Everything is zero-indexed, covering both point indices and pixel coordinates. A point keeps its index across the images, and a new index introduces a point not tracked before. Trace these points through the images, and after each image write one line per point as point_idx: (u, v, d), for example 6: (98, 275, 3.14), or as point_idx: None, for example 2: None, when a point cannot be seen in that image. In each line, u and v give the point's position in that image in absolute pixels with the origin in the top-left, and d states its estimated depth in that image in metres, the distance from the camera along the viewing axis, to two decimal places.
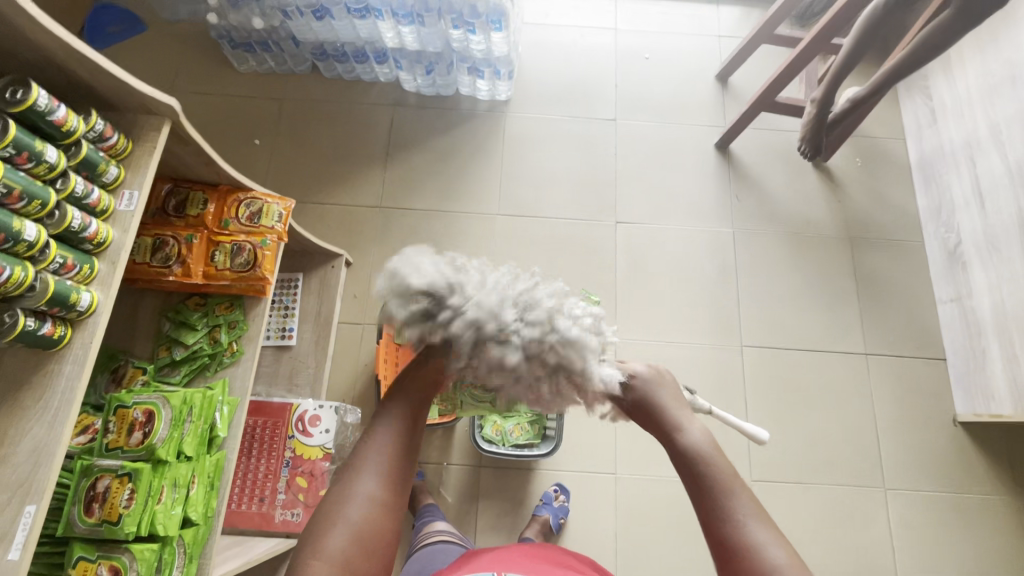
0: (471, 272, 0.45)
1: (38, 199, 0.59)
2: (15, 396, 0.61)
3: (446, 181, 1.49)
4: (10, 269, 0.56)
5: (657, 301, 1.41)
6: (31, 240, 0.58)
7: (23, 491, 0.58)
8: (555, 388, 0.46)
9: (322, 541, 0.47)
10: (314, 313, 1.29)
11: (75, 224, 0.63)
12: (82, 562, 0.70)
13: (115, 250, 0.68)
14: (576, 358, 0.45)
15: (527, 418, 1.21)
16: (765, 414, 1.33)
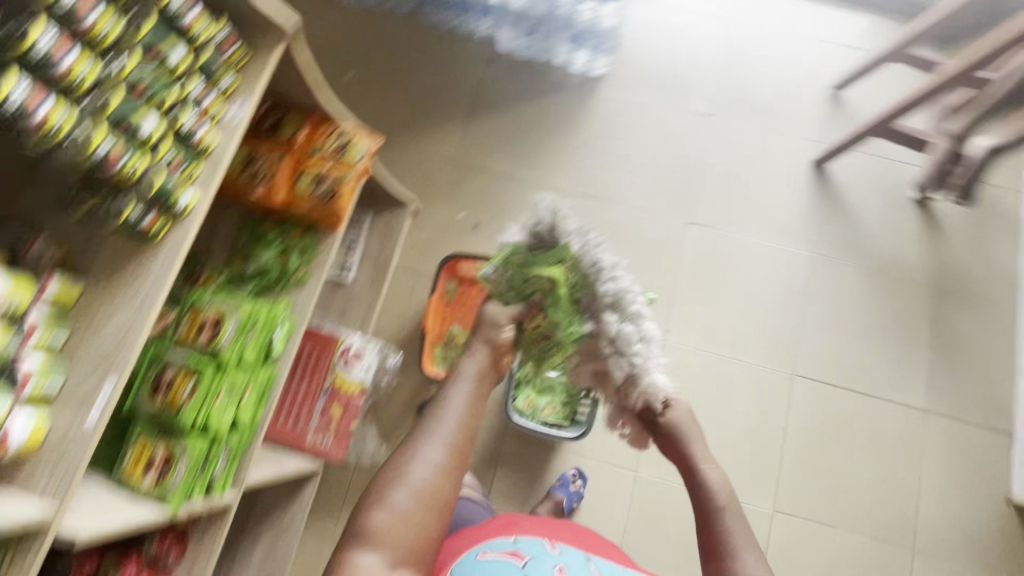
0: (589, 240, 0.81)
1: (159, 97, 0.62)
2: (109, 278, 0.66)
3: (524, 149, 1.47)
4: (126, 158, 0.59)
5: (715, 311, 1.36)
6: (147, 135, 0.61)
7: (105, 367, 0.63)
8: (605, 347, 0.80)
9: (389, 487, 0.59)
10: (374, 254, 1.32)
11: (186, 127, 0.65)
12: (142, 441, 0.76)
13: (217, 157, 0.70)
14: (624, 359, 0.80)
15: (561, 398, 1.23)
16: (803, 449, 1.28)
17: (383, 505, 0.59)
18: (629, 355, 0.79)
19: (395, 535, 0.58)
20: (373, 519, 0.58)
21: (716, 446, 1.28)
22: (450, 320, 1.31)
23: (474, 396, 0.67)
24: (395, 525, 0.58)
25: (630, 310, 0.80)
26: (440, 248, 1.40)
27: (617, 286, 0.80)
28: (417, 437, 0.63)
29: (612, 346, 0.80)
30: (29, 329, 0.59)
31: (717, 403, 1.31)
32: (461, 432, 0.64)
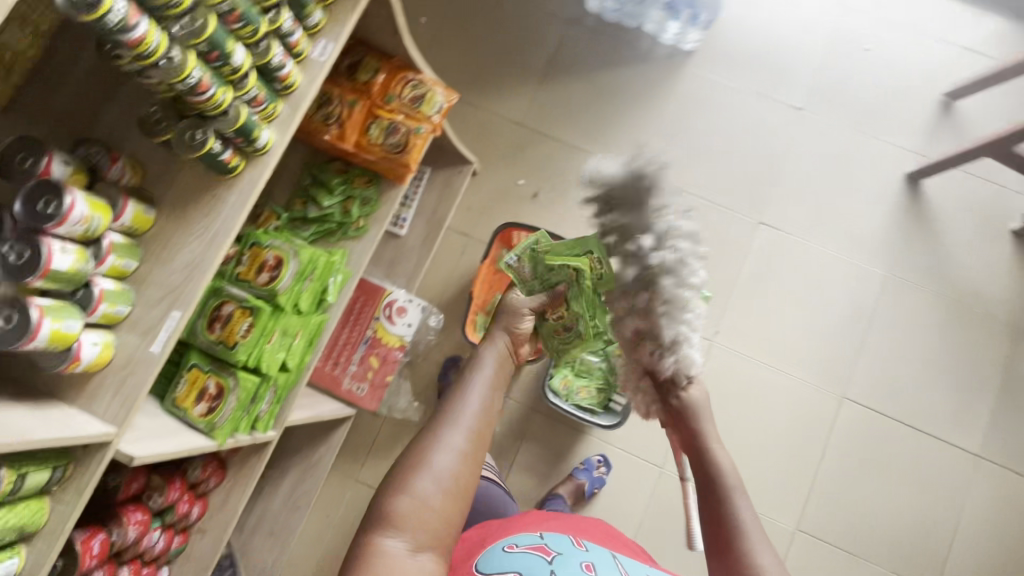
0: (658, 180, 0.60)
1: (252, 26, 0.58)
2: (183, 209, 0.65)
3: (596, 121, 1.39)
4: (214, 89, 0.57)
5: (770, 320, 1.30)
6: (236, 66, 0.58)
7: (172, 297, 0.63)
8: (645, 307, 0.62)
9: (413, 473, 0.58)
10: (429, 211, 1.29)
11: (274, 61, 0.62)
12: (196, 370, 0.77)
13: (298, 96, 0.67)
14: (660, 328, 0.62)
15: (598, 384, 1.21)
16: (839, 474, 1.24)
17: (407, 489, 0.58)
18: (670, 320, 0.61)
19: (419, 521, 0.57)
20: (396, 504, 0.57)
21: (748, 457, 1.26)
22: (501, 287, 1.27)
23: (492, 384, 0.66)
24: (421, 511, 0.57)
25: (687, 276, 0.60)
26: (494, 213, 1.36)
27: (683, 242, 0.59)
28: (439, 424, 0.62)
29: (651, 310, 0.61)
30: (105, 253, 0.59)
31: (756, 414, 1.27)
32: (479, 418, 0.63)
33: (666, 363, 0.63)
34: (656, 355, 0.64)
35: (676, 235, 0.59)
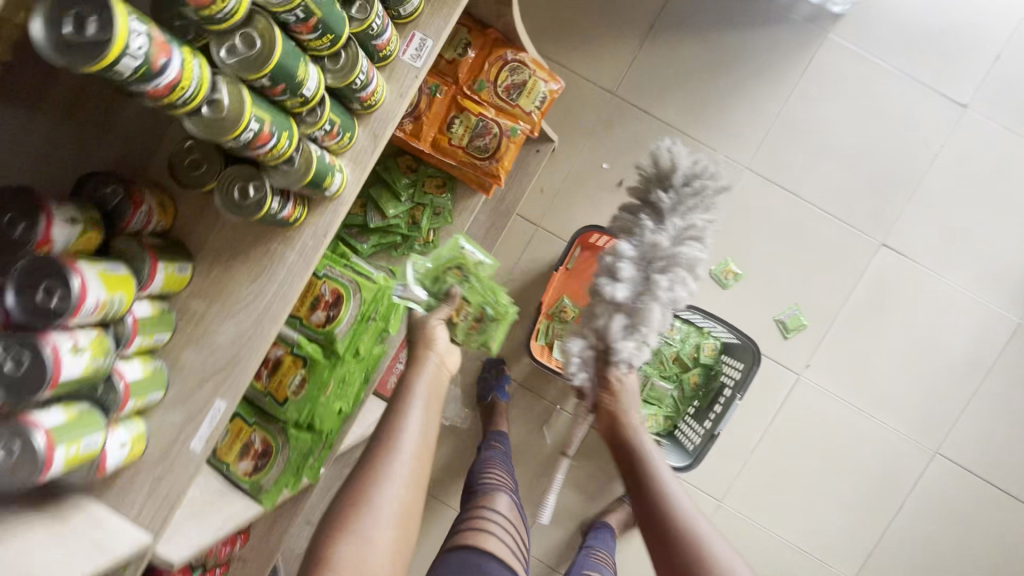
0: (688, 195, 0.88)
1: (332, 34, 0.39)
2: (229, 265, 0.49)
3: (705, 97, 1.14)
4: (278, 137, 0.38)
5: (869, 358, 1.15)
6: (308, 97, 0.39)
7: (216, 382, 0.50)
8: (628, 280, 0.85)
9: (358, 515, 0.55)
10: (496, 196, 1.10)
11: (360, 80, 0.43)
12: (239, 421, 0.67)
13: (382, 120, 0.49)
14: (642, 314, 0.85)
15: (664, 410, 1.12)
16: (910, 531, 1.15)
17: (350, 534, 0.54)
18: (640, 300, 0.85)
19: (366, 566, 0.53)
20: (338, 548, 0.53)
21: (813, 498, 1.17)
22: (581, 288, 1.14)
23: (431, 411, 0.63)
24: (365, 558, 0.53)
25: (675, 276, 0.85)
26: (570, 201, 1.16)
27: (697, 250, 0.86)
28: (380, 462, 0.57)
29: (631, 289, 0.85)
30: (130, 337, 0.45)
31: (832, 456, 1.17)
32: (421, 449, 0.60)
33: (626, 343, 0.86)
34: (620, 334, 0.86)
35: (697, 234, 0.87)
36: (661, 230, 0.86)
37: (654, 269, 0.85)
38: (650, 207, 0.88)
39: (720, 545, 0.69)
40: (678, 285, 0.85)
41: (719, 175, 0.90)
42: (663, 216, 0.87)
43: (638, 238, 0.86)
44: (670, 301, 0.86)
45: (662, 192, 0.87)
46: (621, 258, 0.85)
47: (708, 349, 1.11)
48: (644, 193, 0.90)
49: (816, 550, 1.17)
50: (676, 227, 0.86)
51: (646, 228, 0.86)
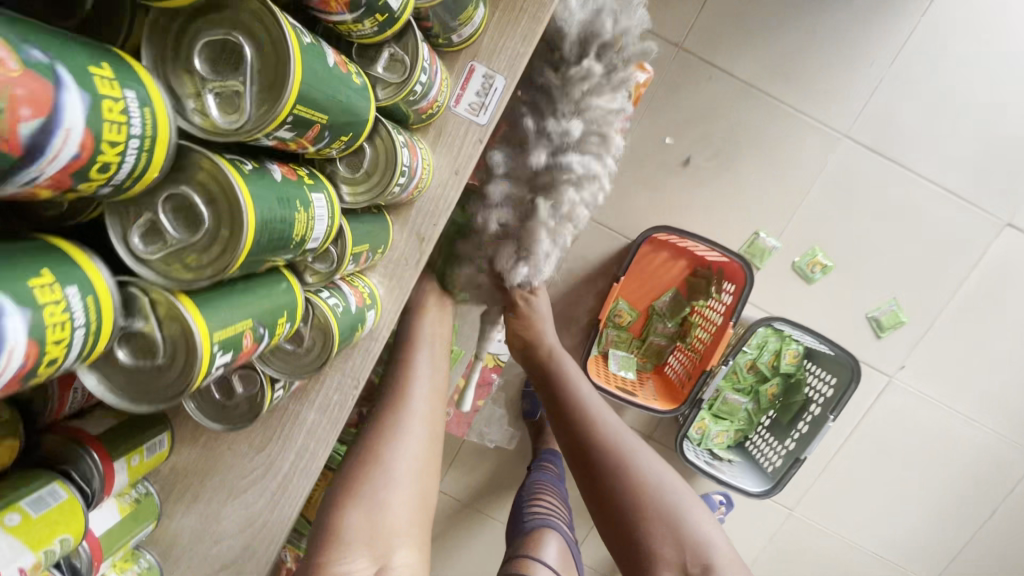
0: (580, 66, 0.56)
1: (346, 134, 0.30)
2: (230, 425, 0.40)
3: (797, 43, 0.89)
4: (269, 332, 0.29)
5: (975, 354, 1.00)
6: (316, 246, 0.30)
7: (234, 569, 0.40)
8: (500, 187, 0.60)
9: (363, 468, 0.50)
10: None
11: (401, 180, 0.37)
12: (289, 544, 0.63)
13: (421, 216, 0.46)
14: (529, 239, 0.61)
15: (736, 424, 1.00)
16: (1001, 535, 1.06)
17: (362, 498, 0.49)
18: (529, 221, 0.60)
19: (379, 527, 0.48)
20: (348, 516, 0.48)
21: (894, 504, 1.07)
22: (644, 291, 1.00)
23: (436, 366, 0.61)
24: (380, 520, 0.48)
25: (568, 175, 0.59)
26: (623, 187, 0.96)
27: (592, 157, 0.60)
28: (387, 420, 0.54)
29: (506, 199, 0.60)
30: (92, 563, 0.30)
31: (921, 463, 1.05)
32: (431, 404, 0.58)
33: (517, 274, 0.63)
34: (514, 261, 0.62)
35: (597, 134, 0.59)
36: (537, 136, 0.58)
37: (540, 186, 0.60)
38: (542, 95, 0.59)
39: (650, 462, 0.67)
40: (566, 204, 0.60)
41: (629, 36, 0.57)
42: (552, 110, 0.58)
43: (519, 146, 0.60)
44: (562, 220, 0.61)
45: (549, 76, 0.57)
46: (493, 176, 0.61)
47: (790, 356, 0.95)
48: (530, 73, 0.59)
49: (893, 553, 1.10)
50: (560, 125, 0.58)
51: (523, 138, 0.59)
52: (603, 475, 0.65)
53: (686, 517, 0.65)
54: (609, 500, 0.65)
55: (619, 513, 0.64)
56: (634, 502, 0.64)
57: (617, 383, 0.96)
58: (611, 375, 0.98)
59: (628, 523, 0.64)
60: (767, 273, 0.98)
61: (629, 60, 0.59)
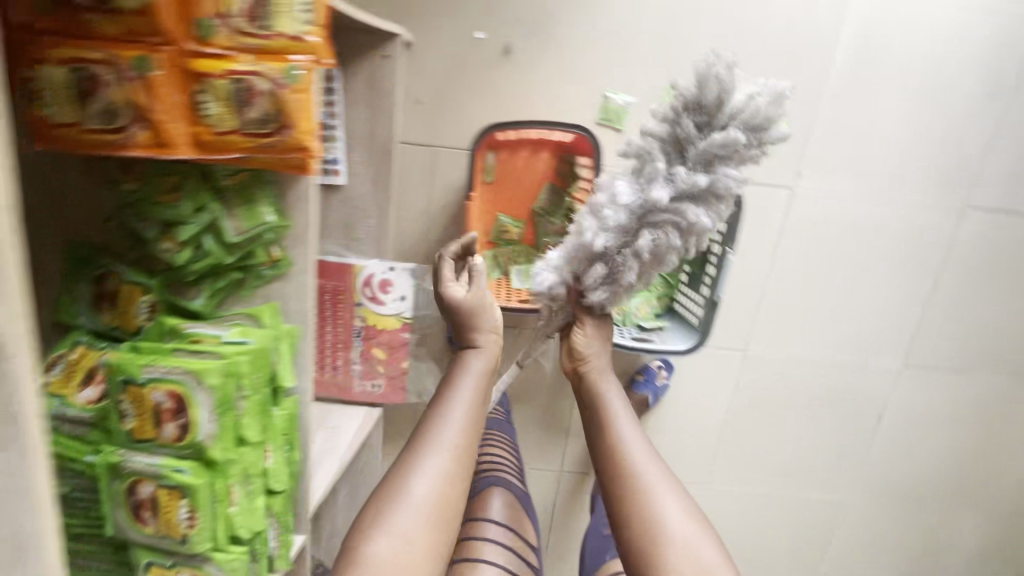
0: (720, 128, 0.67)
1: None
2: None
3: None
4: None
5: (872, 133, 0.94)
6: None
7: None
8: (610, 209, 0.70)
9: (391, 505, 0.63)
10: (366, 136, 0.85)
11: None
12: (156, 567, 0.53)
13: None
14: (620, 270, 0.72)
15: (655, 291, 0.98)
16: (952, 302, 1.04)
17: (388, 529, 0.61)
18: (628, 249, 0.71)
19: (400, 558, 0.60)
20: (375, 545, 0.60)
21: (842, 309, 1.05)
22: (518, 195, 0.97)
23: (473, 408, 0.73)
24: (401, 549, 0.60)
25: (679, 223, 0.69)
26: (456, 101, 0.91)
27: (705, 212, 0.68)
28: (412, 459, 0.66)
29: (614, 224, 0.70)
30: None
31: (855, 261, 1.01)
32: (459, 444, 0.68)
33: (596, 291, 0.75)
34: (598, 280, 0.74)
35: (715, 193, 0.68)
36: (670, 178, 0.68)
37: (647, 224, 0.69)
38: (676, 143, 0.69)
39: (671, 492, 0.67)
40: (660, 241, 0.69)
41: (774, 119, 0.66)
42: (682, 158, 0.69)
43: (643, 181, 0.70)
44: (652, 258, 0.71)
45: (688, 125, 0.67)
46: (613, 203, 0.70)
47: None
48: (673, 122, 0.69)
49: (855, 354, 1.08)
50: (687, 173, 0.68)
51: (654, 164, 0.69)
52: (623, 490, 0.67)
53: (700, 548, 0.63)
54: (626, 514, 0.66)
55: (630, 533, 0.65)
56: (645, 523, 0.64)
57: (520, 295, 0.93)
58: (514, 290, 0.95)
59: (636, 543, 0.64)
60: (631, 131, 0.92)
61: (765, 139, 0.67)
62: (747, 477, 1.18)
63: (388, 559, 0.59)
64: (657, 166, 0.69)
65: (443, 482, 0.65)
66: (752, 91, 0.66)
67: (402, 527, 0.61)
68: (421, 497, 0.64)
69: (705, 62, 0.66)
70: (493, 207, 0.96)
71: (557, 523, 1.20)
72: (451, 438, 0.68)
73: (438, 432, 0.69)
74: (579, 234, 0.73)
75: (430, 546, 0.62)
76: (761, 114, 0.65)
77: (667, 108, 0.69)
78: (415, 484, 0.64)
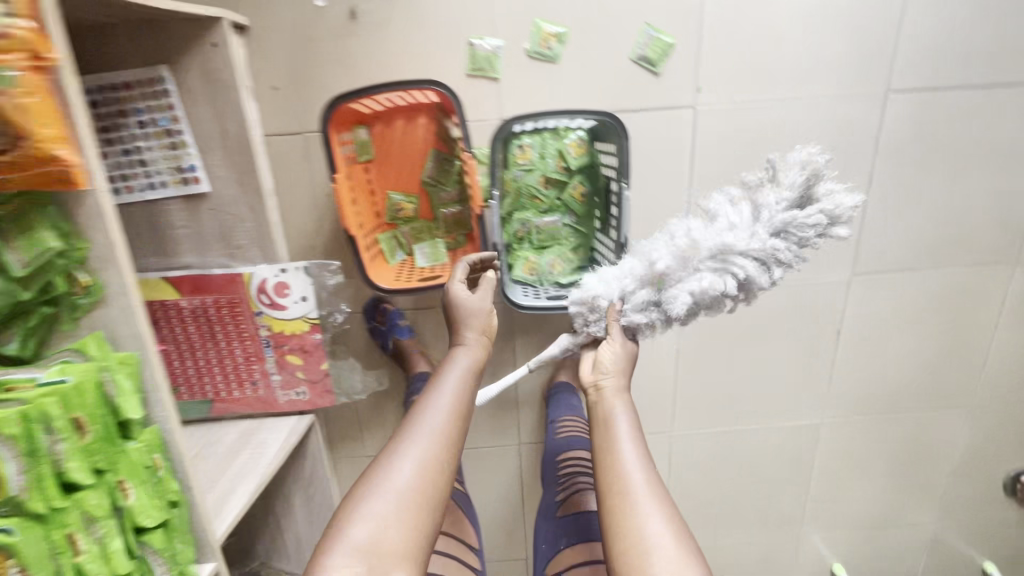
0: (803, 210, 0.64)
1: None
2: None
3: None
4: None
5: (769, 30, 0.85)
6: None
7: None
8: (689, 233, 0.67)
9: (373, 489, 0.61)
10: (217, 136, 0.79)
11: None
12: None
13: None
14: (667, 295, 0.68)
15: (569, 245, 0.90)
16: (892, 199, 0.97)
17: (364, 514, 0.60)
18: (681, 277, 0.67)
19: (377, 543, 0.58)
20: (353, 529, 0.59)
21: None
22: (403, 169, 0.90)
23: (459, 392, 0.70)
24: (378, 533, 0.58)
25: (738, 266, 0.64)
26: (313, 79, 0.84)
27: (765, 270, 0.65)
28: (397, 443, 0.65)
29: (684, 255, 0.67)
30: None
31: None
32: (443, 427, 0.67)
33: (635, 311, 0.71)
34: (644, 302, 0.70)
35: (781, 259, 0.65)
36: (746, 230, 0.65)
37: (717, 262, 0.65)
38: (752, 205, 0.67)
39: (664, 512, 0.61)
40: (718, 286, 0.64)
41: (840, 219, 0.64)
42: (758, 213, 0.66)
43: (714, 224, 0.68)
44: (699, 297, 0.66)
45: (766, 198, 0.66)
46: (690, 233, 0.67)
47: (574, 149, 0.85)
48: (756, 189, 0.68)
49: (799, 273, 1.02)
50: (762, 226, 0.65)
51: (727, 214, 0.67)
52: (613, 501, 0.62)
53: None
54: (613, 525, 0.61)
55: (615, 546, 0.60)
56: (630, 541, 0.59)
57: (420, 275, 0.87)
58: (416, 271, 0.89)
59: (618, 556, 0.60)
60: (505, 77, 0.85)
61: (828, 233, 0.65)
62: (712, 417, 1.14)
63: (364, 544, 0.58)
64: (732, 216, 0.67)
65: (424, 466, 0.63)
66: (840, 192, 0.64)
67: (384, 511, 0.60)
68: (403, 486, 0.62)
69: (812, 150, 0.65)
70: (378, 187, 0.89)
71: (528, 496, 1.17)
72: (436, 425, 0.67)
73: (425, 420, 0.67)
74: (645, 257, 0.70)
75: (413, 528, 0.60)
76: (842, 213, 0.64)
77: (800, 168, 0.65)
78: (401, 470, 0.63)
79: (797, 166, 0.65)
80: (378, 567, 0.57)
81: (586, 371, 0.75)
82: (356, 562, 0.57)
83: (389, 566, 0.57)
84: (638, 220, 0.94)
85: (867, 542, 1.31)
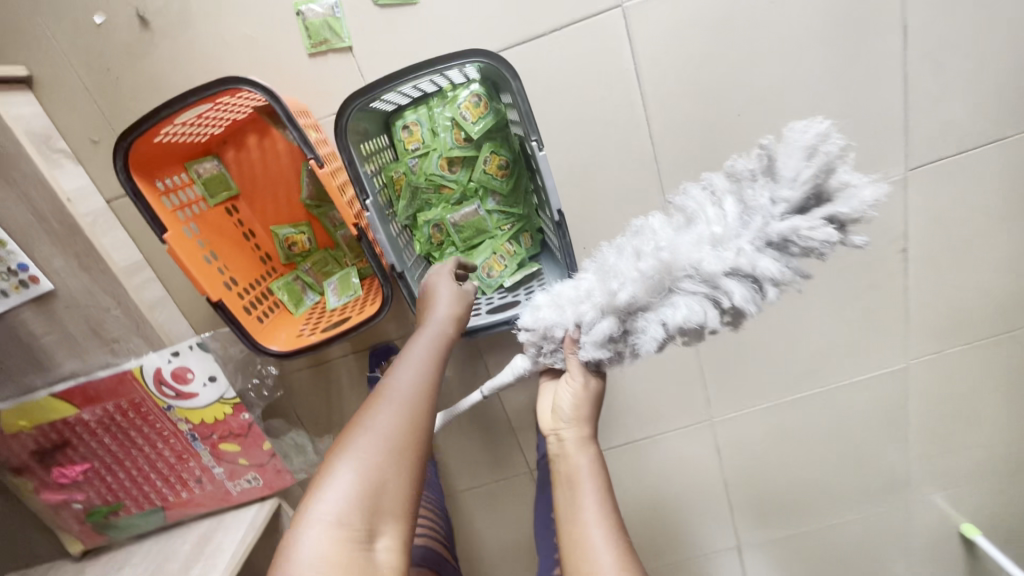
0: (810, 215, 0.38)
1: None
2: None
3: None
4: None
5: None
6: None
7: None
8: (653, 245, 0.42)
9: (357, 432, 0.42)
10: (31, 220, 0.63)
11: None
12: None
13: None
14: (631, 328, 0.43)
15: (505, 233, 0.69)
16: (944, 50, 0.67)
17: (352, 460, 0.40)
18: (651, 308, 0.41)
19: (371, 494, 0.39)
20: (339, 478, 0.40)
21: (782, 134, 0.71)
22: (278, 197, 0.71)
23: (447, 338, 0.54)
24: (370, 482, 0.40)
25: (724, 294, 0.39)
26: (131, 116, 0.67)
27: (760, 298, 0.40)
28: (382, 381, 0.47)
29: (653, 276, 0.41)
30: None
31: (769, 62, 0.66)
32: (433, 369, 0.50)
33: (591, 349, 0.45)
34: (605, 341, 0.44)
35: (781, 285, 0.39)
36: (729, 244, 0.39)
37: (694, 290, 0.40)
38: (736, 200, 0.41)
39: None
40: (698, 320, 0.39)
41: (863, 221, 0.38)
42: (743, 215, 0.40)
43: (688, 231, 0.42)
44: (671, 333, 0.41)
45: (757, 196, 0.40)
46: (658, 246, 0.41)
47: (471, 111, 0.64)
48: (742, 179, 0.42)
49: None
50: (753, 236, 0.39)
51: (704, 216, 0.42)
52: None
53: None
54: None
55: None
56: None
57: (327, 322, 0.69)
58: (327, 316, 0.70)
59: None
60: (355, 41, 0.63)
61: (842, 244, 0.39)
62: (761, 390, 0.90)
63: (350, 499, 0.39)
64: (707, 220, 0.41)
65: (424, 405, 0.46)
66: (868, 181, 0.38)
67: (373, 454, 0.41)
68: (395, 425, 0.43)
69: (823, 123, 0.38)
70: (256, 227, 0.72)
71: None
72: (428, 366, 0.49)
73: (411, 358, 0.50)
74: (602, 276, 0.45)
75: (412, 479, 0.42)
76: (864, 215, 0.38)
77: (806, 153, 0.38)
78: (391, 408, 0.44)
79: (801, 149, 0.38)
80: (372, 525, 0.38)
81: (547, 412, 0.53)
82: (340, 523, 0.38)
83: (383, 522, 0.39)
84: (591, 178, 0.71)
85: (1003, 490, 1.03)
